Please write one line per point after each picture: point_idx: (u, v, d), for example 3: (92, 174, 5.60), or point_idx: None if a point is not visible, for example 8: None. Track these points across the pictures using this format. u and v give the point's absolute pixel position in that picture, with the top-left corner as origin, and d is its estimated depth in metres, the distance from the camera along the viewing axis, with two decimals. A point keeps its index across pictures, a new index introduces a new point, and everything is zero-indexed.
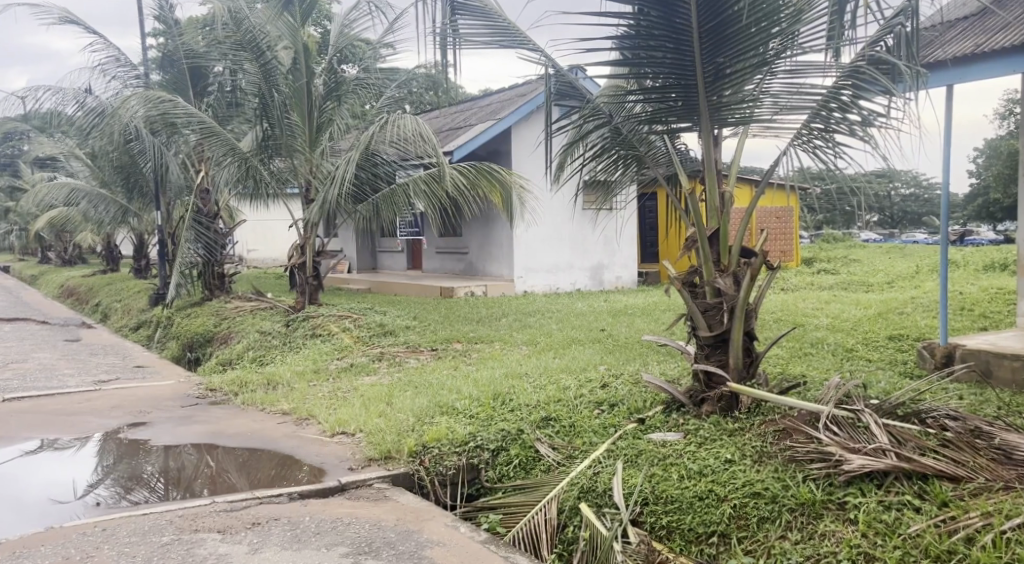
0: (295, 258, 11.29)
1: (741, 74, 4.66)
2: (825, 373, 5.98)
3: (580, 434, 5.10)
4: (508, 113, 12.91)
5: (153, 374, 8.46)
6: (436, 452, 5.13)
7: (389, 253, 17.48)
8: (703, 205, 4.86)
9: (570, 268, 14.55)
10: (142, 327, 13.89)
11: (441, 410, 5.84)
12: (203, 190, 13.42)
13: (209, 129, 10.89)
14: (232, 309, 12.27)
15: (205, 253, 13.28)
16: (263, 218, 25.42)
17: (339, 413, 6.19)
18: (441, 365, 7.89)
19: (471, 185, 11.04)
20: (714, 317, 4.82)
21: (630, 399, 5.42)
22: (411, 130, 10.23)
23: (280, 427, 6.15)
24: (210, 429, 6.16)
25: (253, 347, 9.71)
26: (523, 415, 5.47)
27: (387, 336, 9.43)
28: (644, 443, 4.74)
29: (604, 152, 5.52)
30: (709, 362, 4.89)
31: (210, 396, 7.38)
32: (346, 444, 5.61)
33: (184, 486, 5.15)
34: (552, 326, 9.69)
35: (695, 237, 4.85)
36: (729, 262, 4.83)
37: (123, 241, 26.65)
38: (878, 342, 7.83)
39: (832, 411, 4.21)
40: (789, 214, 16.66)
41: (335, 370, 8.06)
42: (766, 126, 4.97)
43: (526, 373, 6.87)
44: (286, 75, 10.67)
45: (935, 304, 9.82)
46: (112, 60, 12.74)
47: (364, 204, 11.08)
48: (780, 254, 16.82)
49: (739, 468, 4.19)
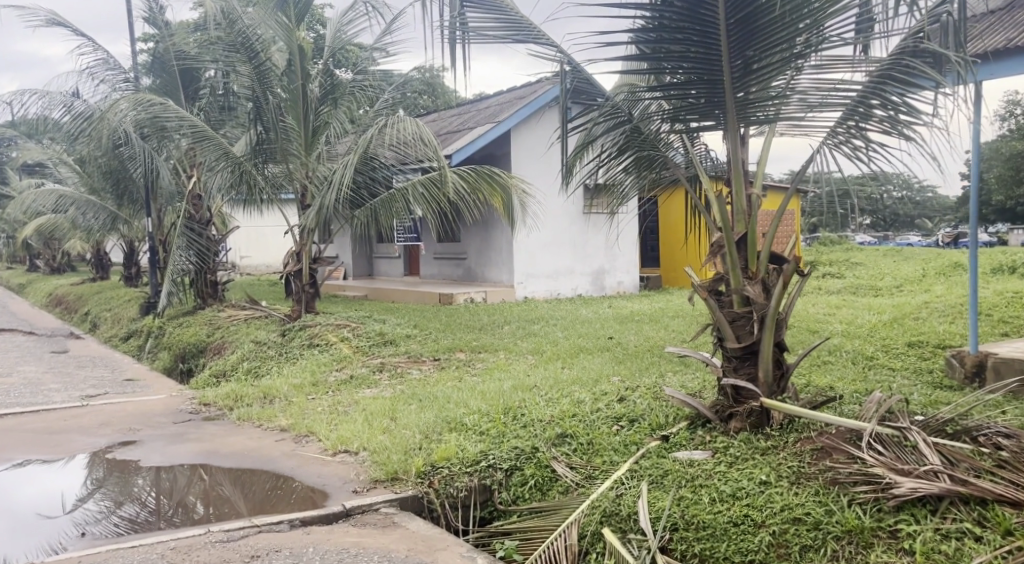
0: (292, 265, 10.96)
1: (770, 69, 4.37)
2: (853, 384, 5.68)
3: (599, 453, 4.81)
4: (508, 116, 12.65)
5: (143, 387, 8.12)
6: (446, 473, 4.82)
7: (385, 259, 17.15)
8: (730, 208, 4.58)
9: (572, 274, 14.27)
10: (133, 336, 13.52)
11: (450, 426, 5.53)
12: (195, 197, 13.12)
13: (202, 132, 10.62)
14: (226, 318, 11.93)
15: (197, 261, 12.94)
16: (256, 223, 25.05)
17: (340, 429, 5.87)
18: (445, 377, 7.58)
19: (472, 189, 10.75)
20: (742, 328, 4.53)
21: (651, 414, 5.12)
22: (410, 133, 9.94)
23: (279, 445, 5.82)
24: (204, 447, 5.83)
25: (248, 358, 9.37)
26: (536, 432, 5.16)
27: (388, 346, 9.12)
28: (669, 462, 4.44)
29: (620, 154, 5.24)
30: (738, 375, 4.58)
31: (204, 411, 7.04)
32: (349, 464, 5.29)
33: (176, 497, 5.04)
34: (557, 334, 9.38)
35: (722, 242, 4.56)
36: (758, 269, 4.55)
37: (113, 249, 26.23)
38: (898, 349, 7.56)
39: (876, 429, 3.92)
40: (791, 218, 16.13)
41: (334, 383, 7.72)
42: (795, 125, 4.68)
43: (536, 385, 6.57)
44: (281, 77, 10.37)
45: (951, 308, 9.54)
46: (101, 63, 12.40)
47: (362, 209, 10.79)
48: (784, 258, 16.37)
49: (775, 490, 3.90)
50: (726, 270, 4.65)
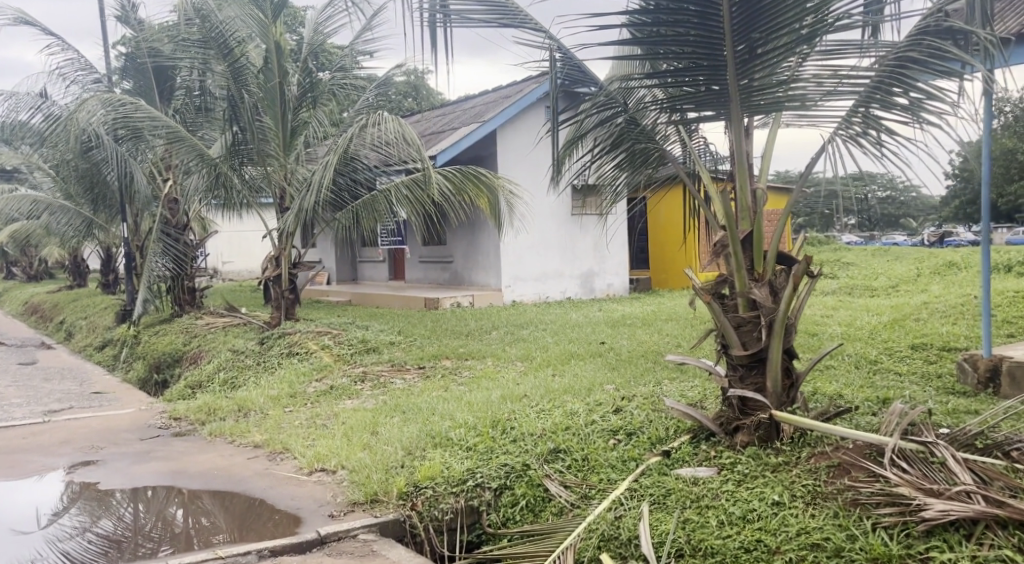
0: (270, 271, 10.57)
1: (776, 53, 4.02)
2: (863, 391, 5.36)
3: (596, 470, 4.47)
4: (494, 115, 12.31)
5: (111, 401, 7.70)
6: (431, 493, 4.46)
7: (370, 264, 16.75)
8: (735, 203, 4.24)
9: (560, 276, 13.94)
10: (107, 346, 13.06)
11: (434, 441, 5.16)
12: (171, 201, 12.70)
13: (176, 133, 10.23)
14: (204, 326, 11.50)
15: (174, 267, 12.51)
16: (236, 228, 24.57)
17: (317, 446, 5.49)
18: (430, 386, 7.22)
19: (457, 190, 10.41)
20: (748, 334, 4.20)
21: (650, 426, 4.78)
22: (393, 131, 9.58)
23: (251, 464, 5.43)
24: (171, 467, 5.44)
25: (224, 368, 8.97)
26: (527, 446, 4.82)
27: (371, 354, 8.75)
28: (672, 481, 4.09)
29: (616, 146, 4.88)
30: (744, 386, 4.24)
31: (174, 426, 6.63)
32: (326, 483, 4.93)
33: (155, 508, 4.83)
34: (547, 339, 9.03)
35: (726, 241, 4.23)
36: (765, 269, 4.22)
37: (89, 255, 25.65)
38: (901, 352, 7.26)
39: (898, 444, 3.58)
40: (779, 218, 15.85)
41: (312, 394, 7.33)
42: (801, 113, 4.30)
43: (526, 394, 6.22)
44: (257, 75, 9.98)
45: (952, 309, 9.23)
46: (71, 63, 11.94)
47: (344, 212, 10.41)
48: None
49: (790, 513, 3.56)
50: (729, 272, 4.32)
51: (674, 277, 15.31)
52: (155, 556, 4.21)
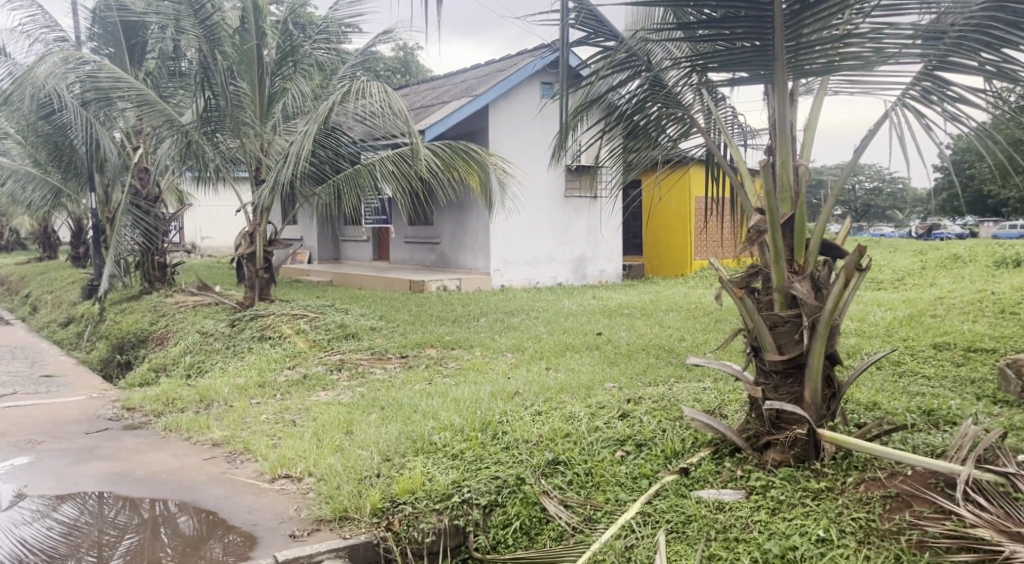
0: (244, 247, 9.87)
1: (830, 5, 3.35)
2: (898, 398, 4.77)
3: (601, 488, 3.87)
4: (487, 90, 11.65)
5: (62, 386, 7.02)
6: (410, 511, 3.85)
7: (352, 242, 16.05)
8: (775, 183, 3.61)
9: (552, 260, 13.31)
10: (72, 323, 12.34)
11: (415, 446, 4.52)
12: (141, 170, 11.96)
13: (145, 98, 9.63)
14: (173, 304, 10.82)
15: (143, 241, 11.80)
16: (214, 202, 23.79)
17: (281, 448, 4.84)
18: (412, 378, 6.60)
19: (446, 166, 9.75)
20: (786, 336, 3.60)
21: (663, 437, 4.17)
22: (378, 98, 8.87)
23: (207, 466, 4.78)
24: (115, 468, 4.79)
25: (191, 351, 8.29)
26: (521, 456, 4.20)
27: (349, 341, 8.10)
28: (693, 505, 3.50)
29: (638, 111, 4.29)
30: (779, 397, 3.64)
31: (127, 417, 5.97)
32: (290, 494, 4.30)
33: (91, 515, 4.20)
34: (539, 328, 8.41)
35: (764, 226, 3.60)
36: (806, 261, 3.62)
37: (61, 227, 24.84)
38: (925, 352, 6.69)
39: (974, 475, 3.01)
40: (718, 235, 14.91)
41: (282, 384, 6.68)
42: (852, 80, 3.70)
43: (518, 391, 5.60)
44: (232, 36, 9.24)
45: (969, 306, 8.69)
46: (32, 20, 11.12)
47: (324, 186, 9.71)
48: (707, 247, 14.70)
49: (840, 554, 2.97)
50: (763, 263, 3.71)
51: (666, 263, 14.71)
52: (117, 548, 3.90)
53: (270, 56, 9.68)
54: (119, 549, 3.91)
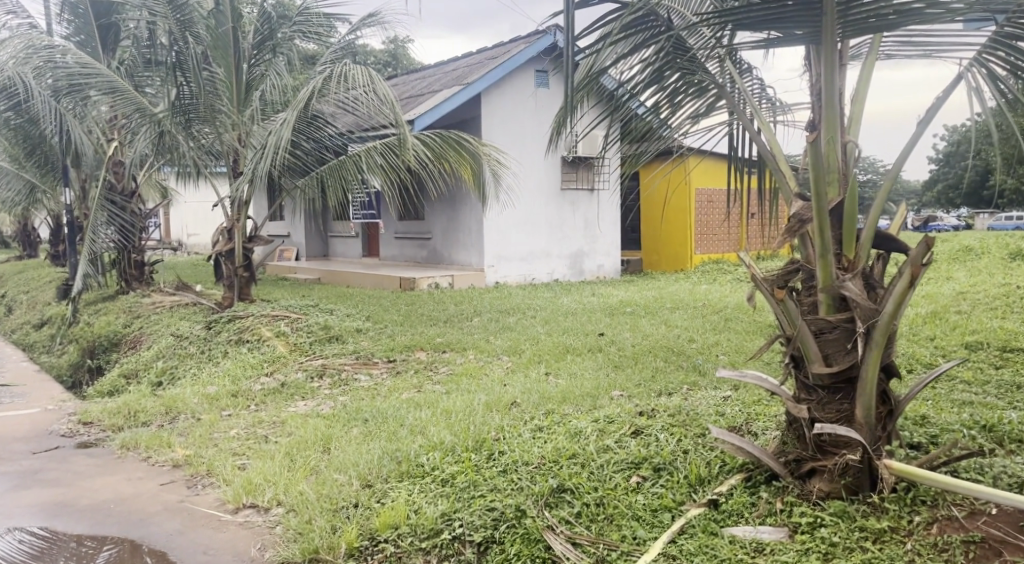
0: (222, 244, 9.28)
1: None
2: (948, 410, 4.21)
3: (616, 523, 3.32)
4: (478, 78, 11.05)
5: (19, 396, 6.43)
6: (392, 552, 3.36)
7: (342, 238, 15.45)
8: (822, 161, 3.07)
9: (548, 256, 12.76)
10: (45, 324, 11.73)
11: (399, 469, 3.94)
12: (116, 163, 11.39)
13: (117, 88, 9.13)
14: (149, 304, 10.21)
15: (120, 238, 11.20)
16: (202, 198, 23.18)
17: (248, 471, 4.25)
18: (400, 385, 6.03)
19: (438, 157, 9.16)
20: (835, 345, 3.06)
21: (685, 462, 3.60)
22: (361, 83, 8.24)
23: (163, 493, 4.20)
24: (58, 496, 4.22)
25: (163, 356, 7.69)
26: (522, 481, 3.64)
27: (333, 344, 7.53)
28: (726, 548, 2.97)
29: (656, 80, 3.75)
30: (826, 415, 3.09)
31: (82, 434, 5.38)
32: (255, 528, 3.73)
33: (48, 546, 3.71)
34: (537, 328, 7.85)
35: (806, 215, 3.08)
36: (856, 256, 3.07)
37: (44, 225, 24.19)
38: (958, 353, 6.12)
39: None
40: (723, 240, 14.29)
41: (258, 393, 6.09)
42: (909, 40, 3.38)
43: (517, 402, 5.05)
44: (206, 18, 8.63)
45: (997, 301, 8.14)
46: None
47: (307, 178, 9.14)
48: (708, 247, 14.10)
49: None
50: (806, 259, 3.15)
51: (666, 259, 14.13)
52: (95, 559, 3.58)
53: (248, 41, 9.04)
54: (98, 560, 3.57)
